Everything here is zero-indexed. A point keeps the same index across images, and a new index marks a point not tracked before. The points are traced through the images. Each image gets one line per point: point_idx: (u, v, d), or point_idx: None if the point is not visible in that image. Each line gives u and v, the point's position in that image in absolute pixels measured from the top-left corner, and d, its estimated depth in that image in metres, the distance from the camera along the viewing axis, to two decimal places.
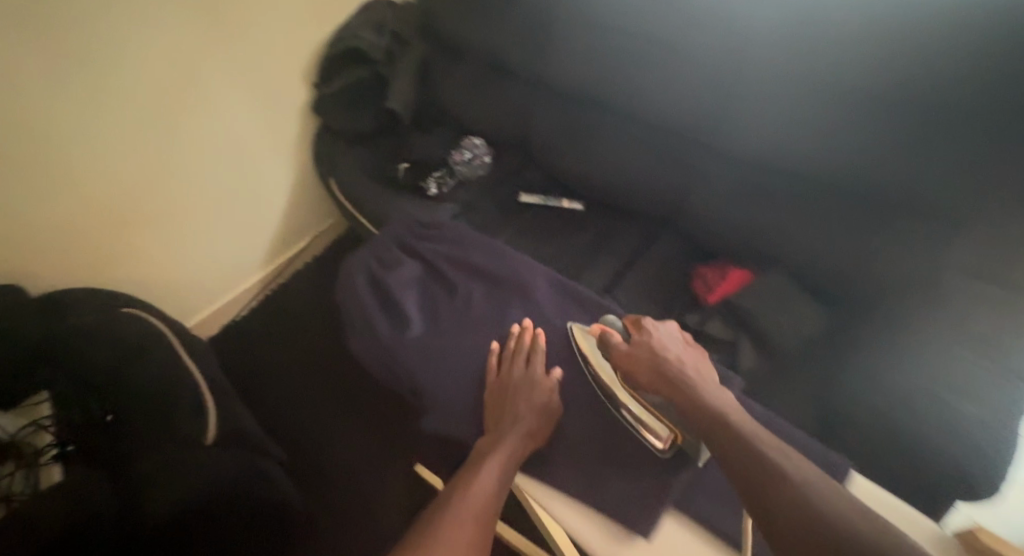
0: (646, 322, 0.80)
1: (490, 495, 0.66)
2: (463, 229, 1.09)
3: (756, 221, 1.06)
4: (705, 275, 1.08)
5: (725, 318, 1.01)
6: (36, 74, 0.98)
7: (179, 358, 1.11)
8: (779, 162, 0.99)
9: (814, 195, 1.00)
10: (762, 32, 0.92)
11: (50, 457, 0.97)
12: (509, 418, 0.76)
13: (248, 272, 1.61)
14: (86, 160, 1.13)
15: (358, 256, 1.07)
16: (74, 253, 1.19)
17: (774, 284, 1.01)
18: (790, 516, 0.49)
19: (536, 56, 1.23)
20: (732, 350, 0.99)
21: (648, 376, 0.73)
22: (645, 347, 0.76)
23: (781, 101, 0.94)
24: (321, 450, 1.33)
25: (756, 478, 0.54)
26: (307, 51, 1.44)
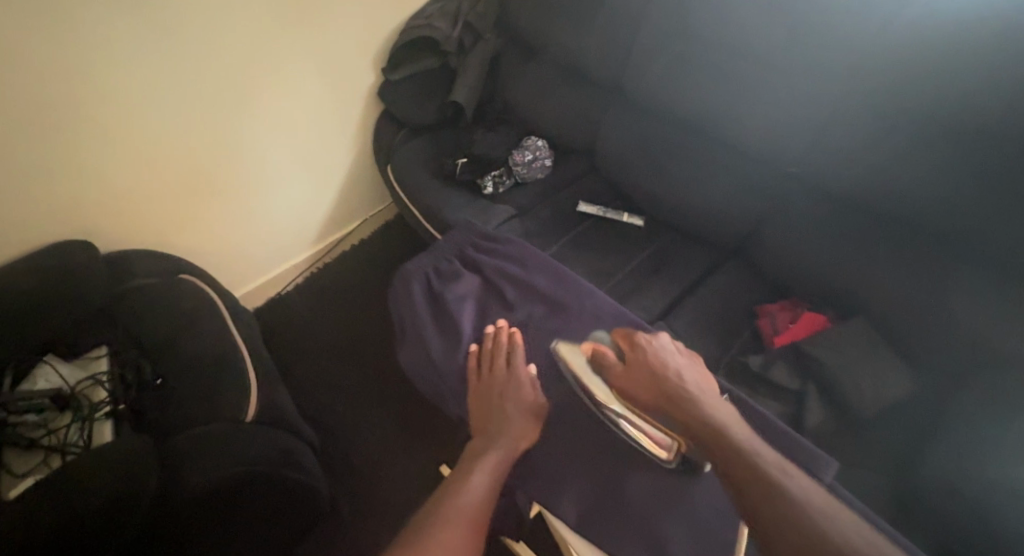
0: (638, 338, 0.81)
1: (482, 502, 0.68)
2: (525, 247, 1.08)
3: (832, 262, 1.00)
4: (772, 314, 1.03)
5: (792, 365, 0.94)
6: (122, 39, 1.03)
7: (227, 331, 1.18)
8: (867, 196, 0.94)
9: (901, 240, 0.94)
10: (867, 61, 0.88)
11: (103, 413, 1.01)
12: (500, 426, 0.78)
13: (299, 249, 1.65)
14: (160, 126, 1.17)
15: (415, 261, 1.07)
16: (141, 215, 1.25)
17: (852, 336, 0.93)
18: (760, 506, 0.54)
19: (615, 62, 1.24)
20: (799, 401, 0.92)
21: (652, 396, 0.73)
22: (645, 363, 0.77)
23: (874, 131, 0.91)
24: (349, 436, 1.35)
25: (732, 469, 0.59)
26: (382, 37, 1.44)
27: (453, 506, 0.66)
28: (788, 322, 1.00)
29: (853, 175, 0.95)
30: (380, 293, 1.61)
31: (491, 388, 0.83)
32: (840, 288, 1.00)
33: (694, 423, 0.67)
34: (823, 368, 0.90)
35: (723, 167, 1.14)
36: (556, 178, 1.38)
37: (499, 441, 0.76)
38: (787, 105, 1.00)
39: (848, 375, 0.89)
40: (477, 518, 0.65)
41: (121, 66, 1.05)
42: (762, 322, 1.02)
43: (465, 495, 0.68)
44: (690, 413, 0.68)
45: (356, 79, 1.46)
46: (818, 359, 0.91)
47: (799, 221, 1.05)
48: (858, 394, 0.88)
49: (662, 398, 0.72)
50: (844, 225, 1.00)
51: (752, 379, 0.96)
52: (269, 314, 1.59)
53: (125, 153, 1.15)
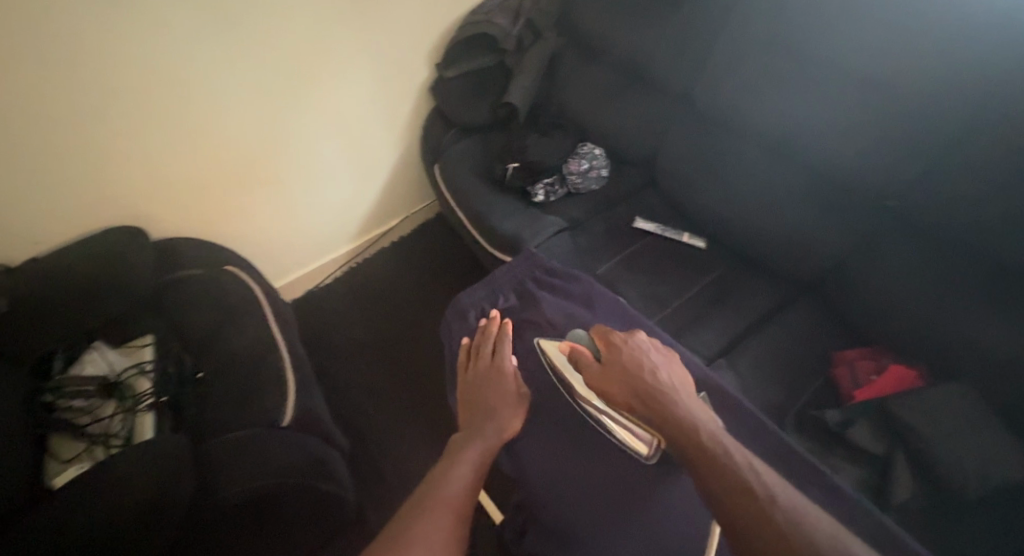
0: (614, 338, 0.82)
1: (464, 492, 0.69)
2: (590, 285, 1.04)
3: (920, 307, 0.93)
4: (852, 363, 0.98)
5: (876, 427, 0.86)
6: (181, 28, 1.02)
7: (267, 328, 1.18)
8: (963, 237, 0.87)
9: (1001, 291, 0.86)
10: (978, 84, 0.80)
11: (146, 405, 1.04)
12: (482, 418, 0.82)
13: (340, 243, 1.64)
14: (211, 117, 1.17)
15: (471, 294, 1.06)
16: (189, 206, 1.26)
17: (947, 400, 0.84)
18: (720, 492, 0.56)
19: (689, 70, 1.18)
20: (883, 467, 0.84)
21: (626, 396, 0.74)
22: (619, 363, 0.78)
23: (985, 169, 0.82)
24: (382, 441, 1.34)
25: (694, 458, 0.61)
26: (440, 30, 1.40)
27: (438, 496, 0.66)
28: (871, 374, 0.95)
29: (956, 209, 0.86)
30: (422, 294, 1.58)
31: (473, 376, 0.88)
32: (930, 340, 0.92)
33: (664, 419, 0.68)
34: (915, 437, 0.82)
35: (797, 195, 1.06)
36: (612, 191, 1.31)
37: (480, 433, 0.79)
38: (877, 131, 0.92)
39: (946, 449, 0.80)
40: (460, 507, 0.66)
41: (176, 54, 1.04)
42: (840, 371, 0.97)
43: (447, 486, 0.69)
44: (659, 409, 0.70)
45: (408, 75, 1.42)
46: (909, 426, 0.83)
47: (889, 261, 0.97)
48: (960, 467, 0.78)
49: (635, 396, 0.73)
50: (937, 270, 0.92)
51: (828, 438, 0.90)
52: (309, 307, 1.59)
53: (176, 144, 1.15)
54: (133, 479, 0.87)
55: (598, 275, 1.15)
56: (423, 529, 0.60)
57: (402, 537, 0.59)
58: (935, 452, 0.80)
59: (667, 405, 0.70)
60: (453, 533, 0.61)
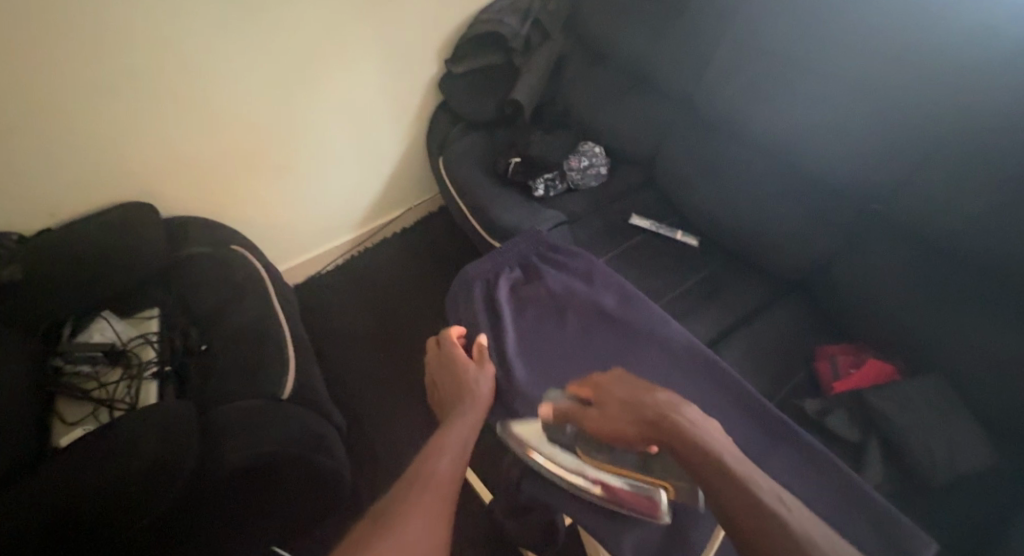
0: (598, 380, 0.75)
1: (451, 471, 0.70)
2: (592, 261, 1.08)
3: (897, 305, 0.97)
4: (834, 356, 1.00)
5: (852, 414, 0.90)
6: (203, 15, 1.07)
7: (270, 307, 1.22)
8: (940, 240, 0.92)
9: (973, 293, 0.91)
10: (954, 97, 0.85)
11: (151, 373, 1.07)
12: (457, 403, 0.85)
13: (343, 231, 1.67)
14: (227, 102, 1.21)
15: (477, 265, 1.10)
16: (200, 187, 1.29)
17: (920, 389, 0.88)
18: (751, 521, 0.50)
19: (688, 76, 1.22)
20: (857, 453, 0.89)
21: (636, 427, 0.66)
22: (615, 397, 0.70)
23: (962, 174, 0.87)
24: (377, 423, 1.37)
25: (722, 496, 0.53)
26: (450, 28, 1.45)
27: (424, 477, 0.67)
28: (850, 368, 0.97)
29: (933, 213, 0.91)
30: (422, 282, 1.62)
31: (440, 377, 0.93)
32: (907, 335, 0.96)
33: (679, 444, 0.60)
34: (888, 425, 0.86)
35: (787, 196, 1.11)
36: (611, 188, 1.35)
37: (458, 418, 0.82)
38: (863, 137, 0.97)
39: (917, 438, 0.84)
40: (447, 484, 0.67)
41: (197, 39, 1.09)
42: (822, 364, 1.00)
43: (432, 467, 0.69)
44: (673, 434, 0.62)
45: (418, 69, 1.46)
46: (884, 415, 0.86)
47: (871, 261, 1.01)
48: (928, 458, 0.83)
49: (642, 424, 0.65)
50: (917, 269, 0.97)
51: (810, 425, 0.93)
52: (310, 291, 1.63)
53: (194, 125, 1.19)
54: (143, 445, 0.90)
55: None
56: (409, 505, 0.60)
57: (393, 516, 0.59)
58: (906, 439, 0.84)
59: (678, 431, 0.62)
60: (437, 507, 0.62)
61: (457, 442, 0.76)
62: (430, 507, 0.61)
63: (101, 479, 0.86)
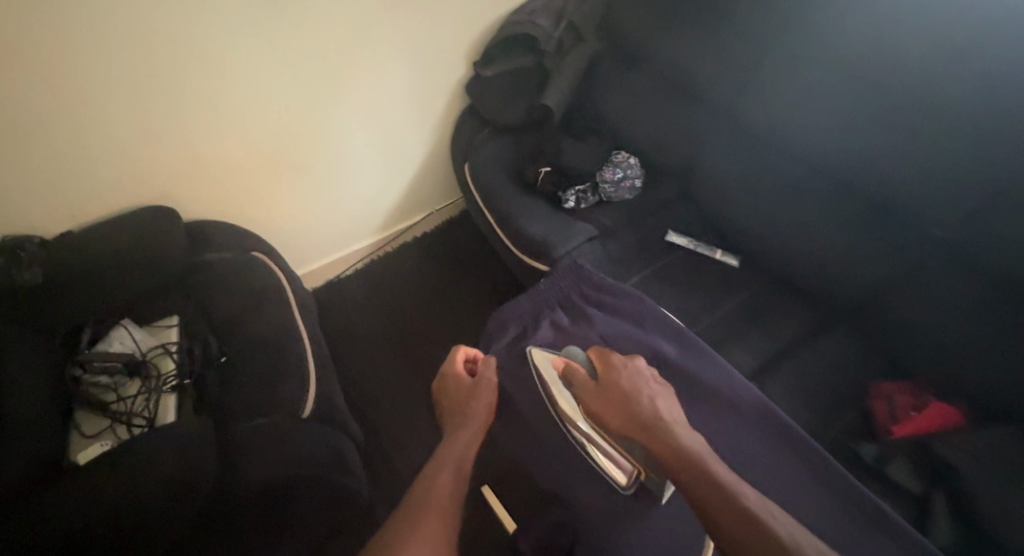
0: (614, 359, 0.82)
1: (451, 485, 0.70)
2: (643, 301, 1.02)
3: (954, 342, 0.93)
4: (890, 396, 0.96)
5: (914, 463, 0.88)
6: (229, 18, 1.03)
7: (290, 317, 1.19)
8: (1006, 274, 0.86)
9: None
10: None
11: (169, 386, 1.04)
12: (456, 424, 0.86)
13: (364, 235, 1.64)
14: (250, 106, 1.18)
15: (518, 305, 1.06)
16: (221, 191, 1.27)
17: (985, 442, 0.84)
18: (715, 507, 0.56)
19: (731, 86, 1.16)
20: (921, 504, 0.86)
21: (625, 420, 0.73)
22: (618, 385, 0.77)
23: None
24: (396, 436, 1.34)
25: (690, 480, 0.60)
26: (480, 29, 1.39)
27: (422, 493, 0.67)
28: (910, 410, 0.93)
29: (1012, 244, 0.83)
30: (446, 290, 1.58)
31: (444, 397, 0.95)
32: (969, 375, 0.91)
33: (660, 443, 0.67)
34: (954, 477, 0.83)
35: (836, 218, 1.05)
36: (647, 202, 1.31)
37: (456, 434, 0.83)
38: (929, 158, 0.90)
39: (988, 493, 0.79)
40: (447, 497, 0.67)
41: (222, 43, 1.05)
42: (878, 404, 0.96)
43: (436, 485, 0.69)
44: (657, 432, 0.68)
45: (445, 71, 1.41)
46: (949, 465, 0.84)
47: (927, 293, 0.96)
48: (1002, 514, 0.77)
49: (632, 420, 0.72)
50: (978, 305, 0.90)
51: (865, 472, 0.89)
52: (330, 296, 1.60)
53: (215, 126, 1.16)
54: (158, 465, 0.88)
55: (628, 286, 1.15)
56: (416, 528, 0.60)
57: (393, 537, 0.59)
58: (976, 492, 0.80)
59: (662, 432, 0.68)
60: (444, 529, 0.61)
61: (456, 457, 0.76)
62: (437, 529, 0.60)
63: (118, 500, 0.84)
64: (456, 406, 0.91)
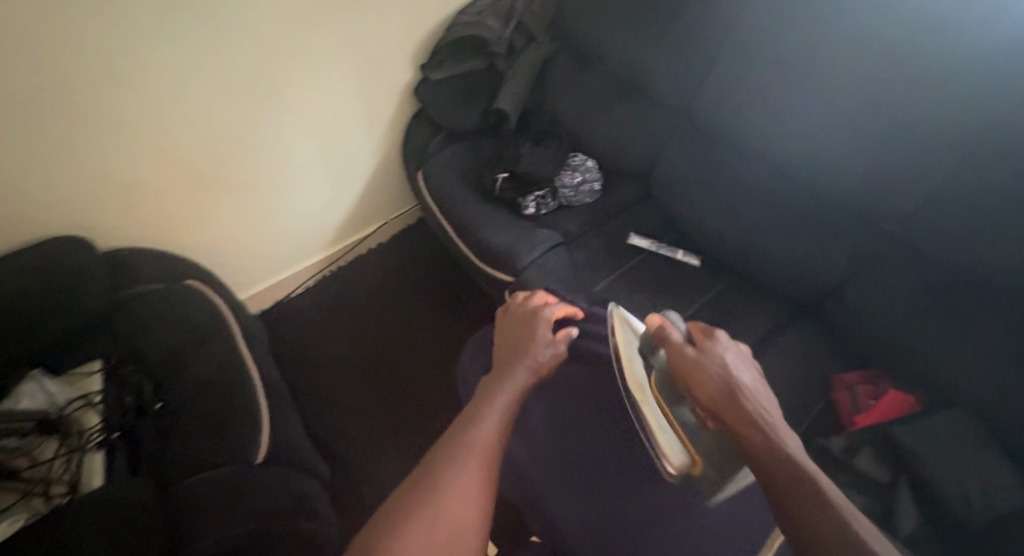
0: (718, 338, 0.68)
1: (497, 434, 0.61)
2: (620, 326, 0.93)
3: (908, 332, 0.94)
4: (852, 386, 0.98)
5: (881, 453, 0.86)
6: (138, 22, 0.91)
7: (237, 350, 1.08)
8: (954, 263, 0.88)
9: (989, 316, 0.87)
10: (972, 115, 0.80)
11: (95, 444, 0.90)
12: (513, 359, 0.73)
13: (313, 250, 1.53)
14: (173, 117, 1.05)
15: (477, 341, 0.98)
16: (145, 215, 1.13)
17: (940, 427, 0.86)
18: (815, 515, 0.46)
19: (686, 84, 1.15)
20: (887, 494, 0.84)
21: (722, 398, 0.60)
22: (719, 361, 0.64)
23: (989, 200, 0.81)
24: (361, 467, 1.25)
25: (787, 483, 0.50)
26: (427, 30, 1.32)
27: (468, 439, 0.59)
28: (870, 398, 0.95)
29: (966, 236, 0.85)
30: (402, 306, 1.49)
31: (513, 326, 0.80)
32: (924, 362, 0.92)
33: (763, 440, 0.55)
34: (916, 461, 0.83)
35: (795, 214, 1.06)
36: (607, 205, 1.28)
37: (514, 368, 0.70)
38: (885, 150, 0.90)
39: (948, 476, 0.81)
40: (493, 447, 0.59)
41: (132, 49, 0.93)
42: (841, 394, 0.97)
43: (481, 425, 0.61)
44: (757, 424, 0.57)
45: (390, 75, 1.33)
46: (912, 449, 0.84)
47: (886, 284, 0.97)
48: (963, 498, 0.79)
49: (732, 403, 0.59)
50: (931, 294, 0.92)
51: (833, 466, 0.89)
52: (279, 320, 1.48)
53: (126, 139, 1.02)
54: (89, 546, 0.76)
55: (596, 293, 1.12)
56: (452, 478, 0.55)
57: (428, 487, 0.53)
58: (937, 476, 0.81)
59: (758, 424, 0.57)
60: (478, 494, 0.55)
61: (516, 389, 0.68)
62: (470, 495, 0.54)
63: None
64: (514, 330, 0.80)
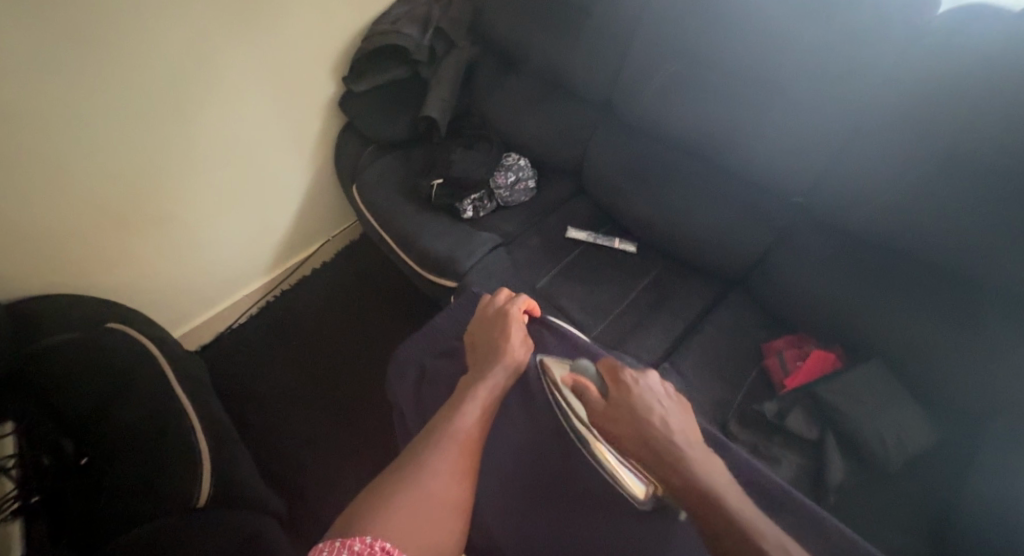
0: (624, 376, 0.72)
1: (475, 427, 0.67)
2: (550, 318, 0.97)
3: (825, 293, 0.99)
4: (780, 351, 1.01)
5: (808, 410, 0.91)
6: (23, 52, 0.85)
7: (170, 389, 1.01)
8: (859, 226, 0.94)
9: (894, 268, 0.93)
10: (863, 84, 0.86)
11: (10, 512, 0.80)
12: (488, 359, 0.77)
13: (251, 278, 1.46)
14: (74, 152, 0.98)
15: (409, 345, 0.97)
16: (55, 258, 1.05)
17: (863, 376, 0.91)
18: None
19: (607, 77, 1.17)
20: (818, 448, 0.90)
21: (640, 449, 0.65)
22: (628, 404, 0.68)
23: (879, 164, 0.88)
24: (322, 498, 1.19)
25: (718, 529, 0.56)
26: (342, 42, 1.29)
27: (448, 437, 0.65)
28: (798, 360, 0.98)
29: (863, 202, 0.92)
30: (348, 325, 1.44)
31: (484, 323, 0.85)
32: (844, 320, 0.98)
33: (689, 484, 0.60)
34: (836, 414, 0.88)
35: (718, 189, 1.10)
36: (540, 202, 1.29)
37: (490, 367, 0.76)
38: (795, 123, 0.95)
39: (870, 424, 0.86)
40: (472, 445, 0.66)
41: (17, 82, 0.86)
42: (771, 361, 1.00)
43: (459, 421, 0.67)
44: (680, 471, 0.61)
45: (310, 90, 1.29)
46: (833, 403, 0.89)
47: (805, 250, 1.02)
48: (882, 443, 0.86)
49: (655, 456, 0.63)
50: (842, 256, 0.98)
51: (771, 428, 0.92)
52: (218, 356, 1.40)
53: (16, 177, 0.93)
54: None
55: (540, 289, 1.12)
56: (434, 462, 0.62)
57: (418, 466, 0.61)
58: (858, 426, 0.87)
59: (677, 471, 0.61)
60: (454, 479, 0.62)
61: (492, 389, 0.73)
62: (444, 487, 0.60)
63: None
64: (486, 323, 0.85)
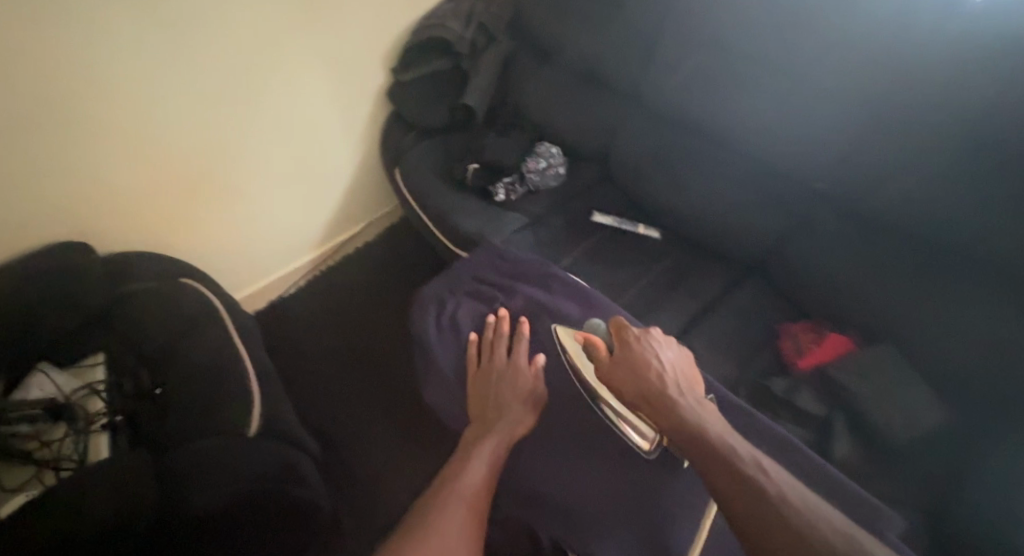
0: (628, 333, 0.80)
1: (481, 481, 0.73)
2: (552, 270, 1.09)
3: (840, 280, 1.01)
4: (795, 334, 1.03)
5: (815, 390, 0.94)
6: (130, 44, 1.00)
7: (228, 335, 1.16)
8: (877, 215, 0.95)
9: (910, 256, 0.94)
10: (880, 73, 0.87)
11: (100, 425, 1.00)
12: (494, 417, 0.83)
13: (301, 253, 1.61)
14: (162, 129, 1.14)
15: (431, 286, 1.09)
16: (141, 219, 1.22)
17: (872, 359, 0.93)
18: (716, 476, 0.57)
19: (635, 68, 1.23)
20: (823, 428, 0.92)
21: (634, 396, 0.73)
22: (630, 358, 0.76)
23: (894, 154, 0.89)
24: (356, 452, 1.31)
25: (696, 455, 0.61)
26: (393, 36, 1.41)
27: (454, 491, 0.70)
28: (811, 343, 1.01)
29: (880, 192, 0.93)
30: (389, 296, 1.57)
31: (490, 375, 0.90)
32: (859, 307, 0.99)
33: (680, 426, 0.66)
34: (847, 395, 0.90)
35: (740, 177, 1.13)
36: (570, 187, 1.36)
37: (496, 424, 0.82)
38: (812, 112, 0.97)
39: (875, 407, 0.88)
40: (475, 497, 0.70)
41: (125, 69, 1.02)
42: (785, 342, 1.03)
43: (465, 477, 0.72)
44: (670, 415, 0.68)
45: (363, 79, 1.42)
46: (841, 384, 0.91)
47: (823, 238, 1.03)
48: (890, 427, 0.86)
49: (647, 404, 0.71)
50: (860, 245, 0.99)
51: (776, 405, 0.95)
52: (273, 319, 1.55)
53: (118, 152, 1.10)
54: (90, 513, 0.82)
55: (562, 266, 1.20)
56: (441, 516, 0.65)
57: (424, 525, 0.63)
58: (863, 408, 0.88)
59: (669, 413, 0.68)
60: (463, 525, 0.65)
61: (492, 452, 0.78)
62: (455, 528, 0.64)
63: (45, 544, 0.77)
64: (492, 370, 0.90)
